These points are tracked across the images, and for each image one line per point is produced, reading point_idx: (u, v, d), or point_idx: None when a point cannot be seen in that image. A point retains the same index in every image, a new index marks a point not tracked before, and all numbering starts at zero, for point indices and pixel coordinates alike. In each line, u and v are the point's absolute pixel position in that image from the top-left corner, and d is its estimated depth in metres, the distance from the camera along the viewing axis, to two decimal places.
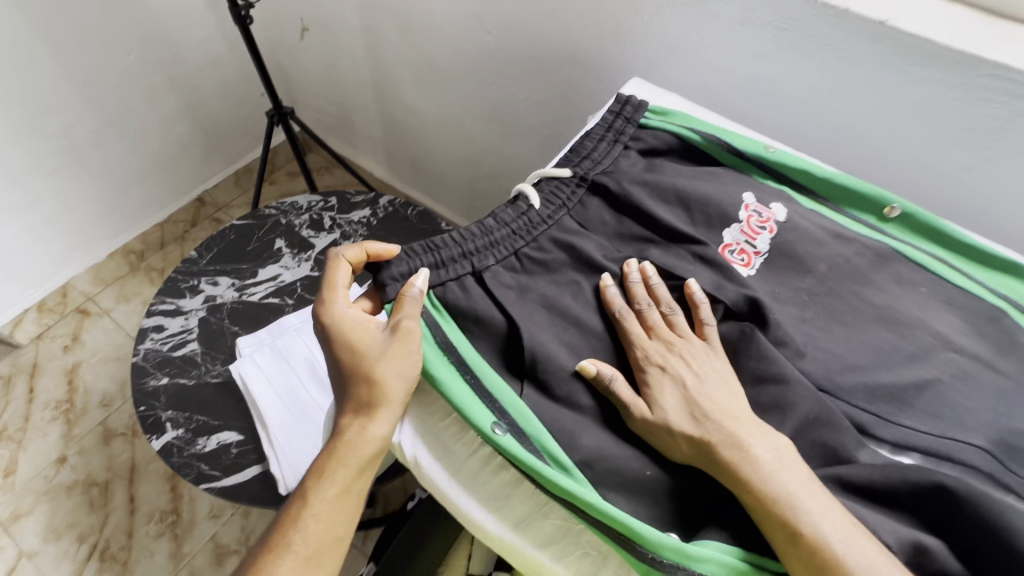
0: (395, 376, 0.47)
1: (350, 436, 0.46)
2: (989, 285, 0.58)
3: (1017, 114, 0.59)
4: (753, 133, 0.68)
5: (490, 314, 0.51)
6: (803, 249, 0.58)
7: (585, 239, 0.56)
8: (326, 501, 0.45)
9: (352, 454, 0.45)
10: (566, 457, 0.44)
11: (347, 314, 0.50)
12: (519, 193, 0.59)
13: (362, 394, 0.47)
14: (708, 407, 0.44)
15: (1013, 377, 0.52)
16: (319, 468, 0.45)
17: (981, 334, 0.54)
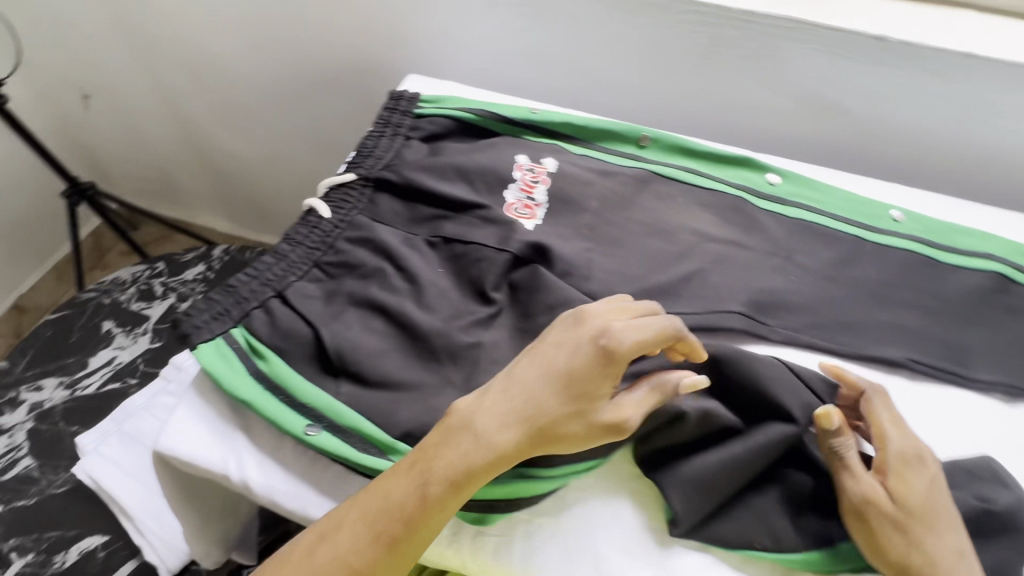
0: (477, 441, 0.42)
1: (398, 494, 0.41)
2: (729, 180, 0.68)
3: (714, 38, 0.71)
4: (521, 101, 0.75)
5: (300, 329, 0.51)
6: (577, 190, 0.65)
7: (382, 231, 0.59)
8: (350, 549, 0.40)
9: (400, 509, 0.40)
10: (384, 433, 0.47)
11: (625, 328, 0.44)
12: (309, 209, 0.61)
13: (424, 449, 0.42)
14: (917, 477, 0.42)
15: (757, 249, 0.63)
16: (343, 510, 0.41)
17: (729, 222, 0.65)
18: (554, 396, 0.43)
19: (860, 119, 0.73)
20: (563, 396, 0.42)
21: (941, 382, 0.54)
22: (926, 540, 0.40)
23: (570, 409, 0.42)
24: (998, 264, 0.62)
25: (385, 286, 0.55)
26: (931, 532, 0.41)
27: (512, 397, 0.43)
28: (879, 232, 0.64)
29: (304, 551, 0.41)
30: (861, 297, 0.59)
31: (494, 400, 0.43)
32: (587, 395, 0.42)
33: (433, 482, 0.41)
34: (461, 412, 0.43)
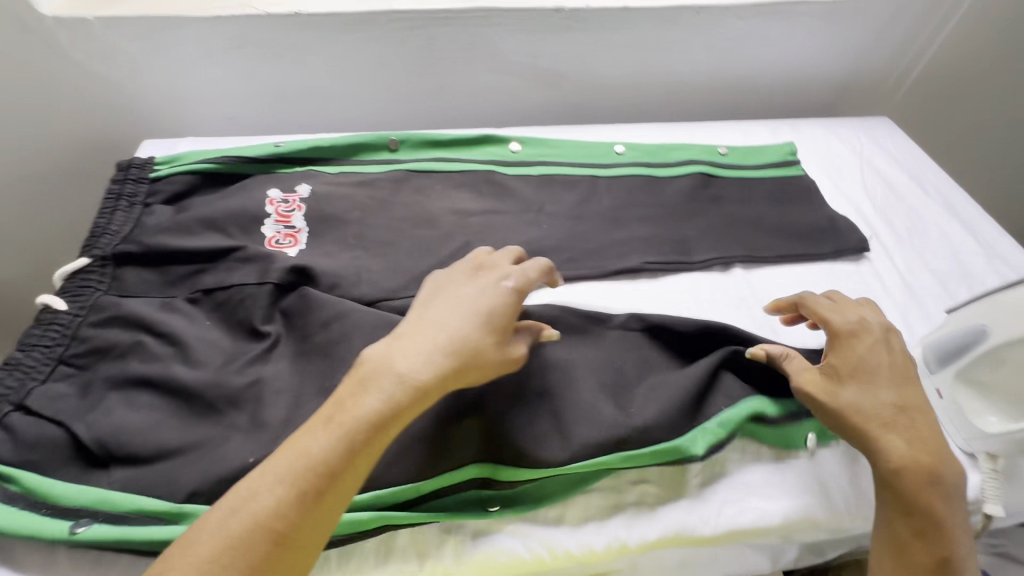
0: (410, 370, 0.42)
1: (363, 404, 0.40)
2: (478, 159, 0.75)
3: (428, 38, 0.77)
4: (268, 138, 0.76)
5: (52, 432, 0.48)
6: (337, 206, 0.67)
7: (132, 304, 0.56)
8: (270, 514, 0.37)
9: (335, 448, 0.39)
10: (169, 501, 0.45)
11: (524, 276, 0.50)
12: (42, 307, 0.56)
13: (356, 387, 0.41)
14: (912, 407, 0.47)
15: (512, 211, 0.70)
16: (326, 424, 0.40)
17: (485, 195, 0.72)
18: (475, 328, 0.45)
19: (576, 78, 0.85)
20: (474, 328, 0.45)
21: (674, 272, 0.65)
22: (865, 409, 0.47)
23: (484, 339, 0.44)
24: (698, 166, 0.76)
25: (147, 357, 0.53)
26: (877, 395, 0.47)
27: (430, 334, 0.44)
28: (607, 168, 0.75)
29: (214, 525, 0.36)
30: (602, 224, 0.69)
31: (401, 344, 0.43)
32: (502, 324, 0.46)
33: (355, 453, 0.39)
34: (373, 361, 0.43)
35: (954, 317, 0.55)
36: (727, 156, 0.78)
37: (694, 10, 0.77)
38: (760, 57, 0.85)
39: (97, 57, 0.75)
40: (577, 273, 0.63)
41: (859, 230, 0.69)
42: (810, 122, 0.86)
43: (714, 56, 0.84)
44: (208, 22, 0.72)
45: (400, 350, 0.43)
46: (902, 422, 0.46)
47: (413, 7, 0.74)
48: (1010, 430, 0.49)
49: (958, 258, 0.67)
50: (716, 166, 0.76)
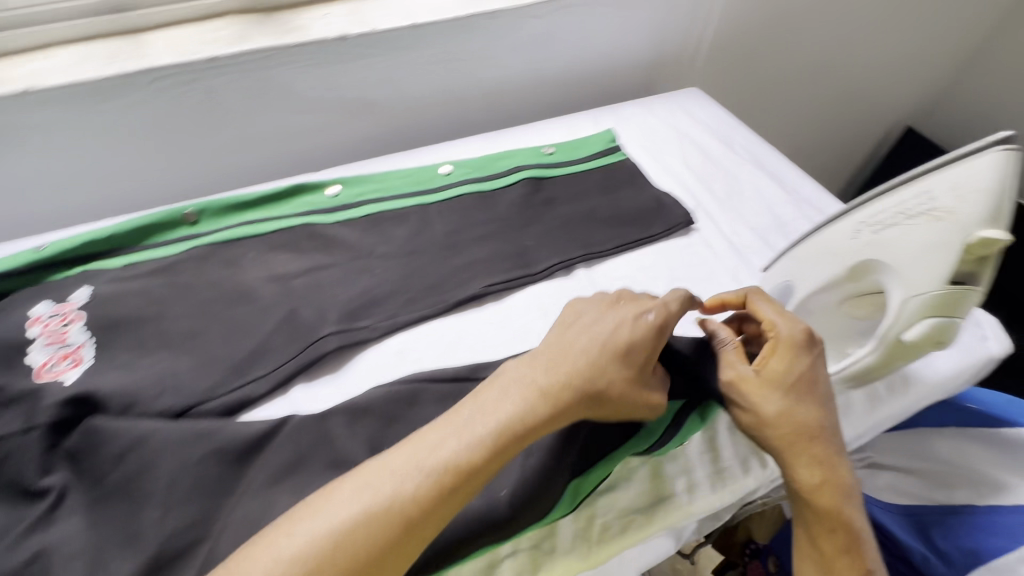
0: (523, 403, 0.41)
1: (462, 437, 0.40)
2: (294, 212, 0.68)
3: (207, 91, 0.68)
4: (29, 241, 0.63)
5: None
6: (127, 305, 0.57)
7: None
8: (410, 481, 0.38)
9: (433, 475, 0.38)
10: None
11: (663, 310, 0.47)
12: None
13: (464, 415, 0.41)
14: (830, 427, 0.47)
15: (339, 261, 0.64)
16: (425, 445, 0.40)
17: (308, 250, 0.65)
18: (589, 361, 0.44)
19: (389, 103, 0.80)
20: (589, 362, 0.44)
21: (519, 287, 0.63)
22: (791, 430, 0.45)
23: (609, 369, 0.44)
24: (526, 171, 0.74)
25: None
26: (805, 414, 0.46)
27: (552, 359, 0.45)
28: (436, 192, 0.72)
29: (336, 502, 0.37)
30: (438, 254, 0.65)
31: (518, 373, 0.44)
32: (630, 360, 0.45)
33: (475, 466, 0.39)
34: (499, 380, 0.44)
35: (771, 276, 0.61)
36: (554, 154, 0.77)
37: (487, 15, 0.76)
38: (567, 50, 0.86)
39: None
40: (417, 314, 0.59)
41: (683, 203, 0.72)
42: (627, 104, 0.89)
43: (522, 56, 0.84)
44: None
45: (512, 378, 0.44)
46: (824, 441, 0.46)
47: (176, 59, 0.65)
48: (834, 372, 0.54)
49: (771, 210, 0.72)
50: (545, 167, 0.75)
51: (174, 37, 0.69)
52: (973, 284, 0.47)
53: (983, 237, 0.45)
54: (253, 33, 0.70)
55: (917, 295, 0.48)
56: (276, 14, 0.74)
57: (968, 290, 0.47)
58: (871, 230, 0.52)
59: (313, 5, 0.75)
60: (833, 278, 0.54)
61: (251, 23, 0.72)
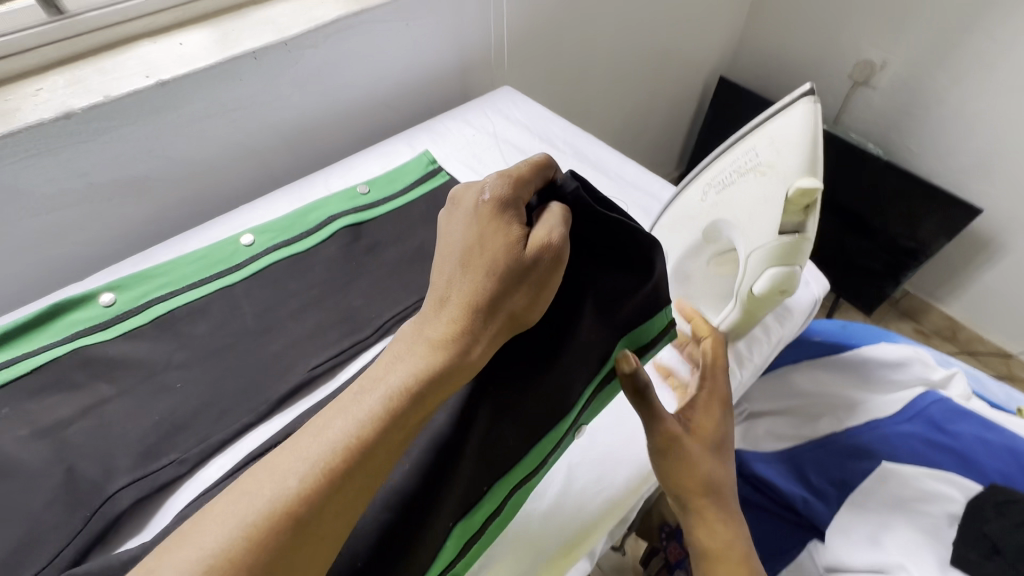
0: (423, 358, 0.38)
1: (363, 404, 0.36)
2: (56, 339, 0.55)
3: None
4: None
5: None
6: None
7: None
8: (335, 443, 0.35)
9: (330, 451, 0.34)
10: None
11: (498, 199, 0.42)
12: None
13: (365, 383, 0.38)
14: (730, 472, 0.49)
15: (129, 386, 0.53)
16: (323, 424, 0.36)
17: (83, 383, 0.53)
18: (474, 271, 0.41)
19: (161, 176, 0.68)
20: (468, 282, 0.41)
21: (352, 358, 0.56)
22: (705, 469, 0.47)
23: (487, 279, 0.40)
24: (341, 220, 0.67)
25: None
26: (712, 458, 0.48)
27: (440, 295, 0.41)
28: (238, 269, 0.62)
29: (251, 485, 0.33)
30: (253, 344, 0.56)
31: (411, 328, 0.40)
32: (498, 264, 0.40)
33: (397, 403, 0.36)
34: (399, 341, 0.40)
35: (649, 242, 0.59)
36: (370, 193, 0.70)
37: (250, 56, 0.66)
38: (362, 74, 0.79)
39: None
40: (236, 427, 0.50)
41: None
42: (440, 119, 0.84)
43: (311, 91, 0.75)
44: None
45: (408, 332, 0.40)
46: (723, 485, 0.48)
47: None
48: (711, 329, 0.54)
49: None
50: (361, 211, 0.68)
51: None
52: (805, 231, 0.46)
53: (801, 188, 0.43)
54: None
55: (760, 247, 0.47)
56: None
57: (803, 237, 0.46)
58: (715, 191, 0.50)
59: (20, 80, 0.61)
60: (694, 244, 0.53)
61: None
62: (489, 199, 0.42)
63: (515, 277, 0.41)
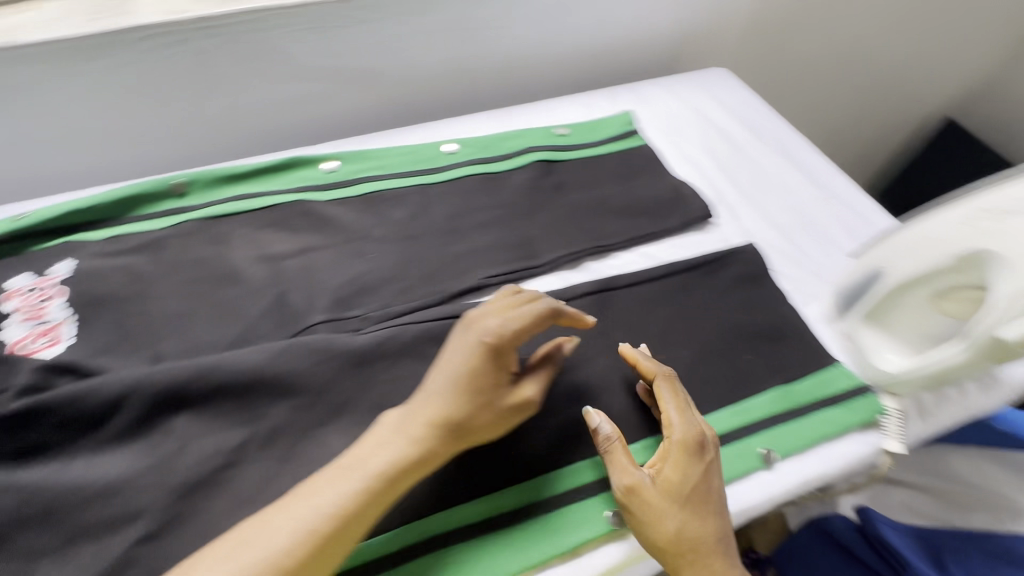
0: (399, 453, 0.40)
1: (378, 456, 0.40)
2: (287, 188, 0.64)
3: (197, 54, 0.64)
4: (9, 207, 0.60)
5: None
6: (109, 282, 0.55)
7: None
8: (335, 505, 0.38)
9: (357, 486, 0.39)
10: None
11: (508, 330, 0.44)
12: None
13: (326, 478, 0.39)
14: (709, 540, 0.42)
15: (334, 242, 0.61)
16: (293, 505, 0.38)
17: (299, 230, 0.62)
18: (456, 399, 0.42)
19: (392, 74, 0.75)
20: (471, 394, 0.42)
21: (519, 280, 0.59)
22: (670, 533, 0.42)
23: (483, 395, 0.43)
24: (538, 153, 0.70)
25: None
26: (670, 524, 0.42)
27: (449, 383, 0.43)
28: (437, 172, 0.68)
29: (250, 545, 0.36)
30: (439, 239, 0.61)
31: (388, 423, 0.42)
32: (478, 406, 0.42)
33: (342, 508, 0.38)
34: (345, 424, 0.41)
35: (857, 260, 0.55)
36: (568, 135, 0.73)
37: None
38: (588, 21, 0.79)
39: None
40: (415, 304, 0.55)
41: (703, 196, 0.67)
42: (647, 82, 0.82)
43: (538, 28, 0.77)
44: None
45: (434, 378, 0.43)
46: (702, 549, 0.42)
47: (160, 19, 0.60)
48: (913, 367, 0.50)
49: (798, 206, 0.66)
50: (557, 150, 0.71)
51: None
52: None
53: None
54: None
55: None
56: None
57: None
58: (987, 221, 0.45)
59: None
60: (932, 272, 0.48)
61: None
62: (486, 332, 0.43)
63: (473, 396, 0.42)
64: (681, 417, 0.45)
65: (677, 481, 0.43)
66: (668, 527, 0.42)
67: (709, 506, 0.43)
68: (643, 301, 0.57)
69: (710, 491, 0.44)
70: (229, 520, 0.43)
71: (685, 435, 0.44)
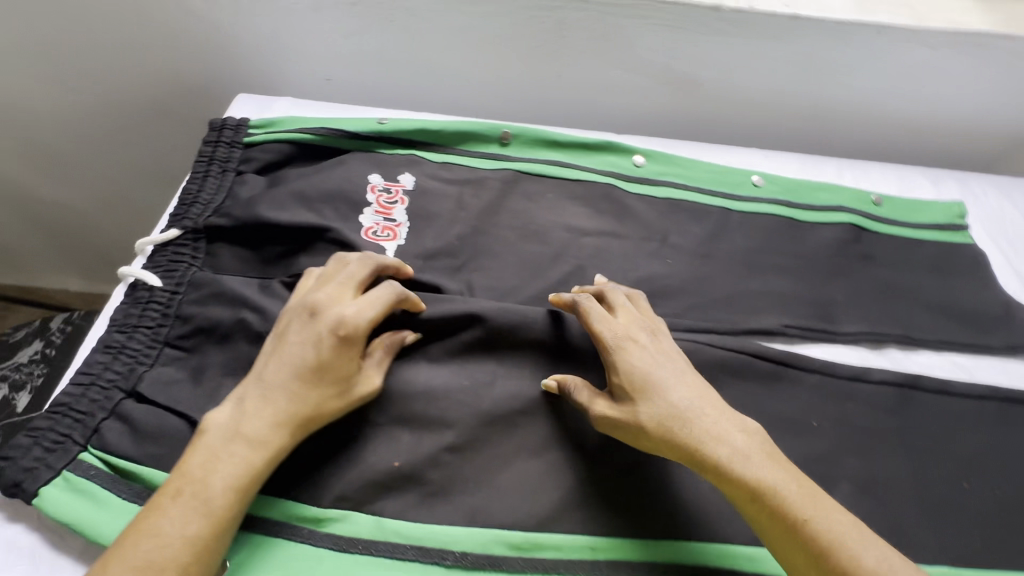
0: (243, 455, 0.38)
1: (219, 461, 0.38)
2: (597, 169, 0.66)
3: (561, 23, 0.69)
4: (370, 111, 0.68)
5: (169, 420, 0.43)
6: (440, 203, 0.60)
7: (231, 280, 0.50)
8: (179, 523, 0.36)
9: (219, 490, 0.37)
10: (311, 507, 0.41)
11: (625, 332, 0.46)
12: (132, 281, 0.50)
13: (194, 462, 0.38)
14: (707, 413, 0.42)
15: (632, 235, 0.61)
16: (268, 401, 0.40)
17: (602, 212, 0.63)
18: (300, 384, 0.40)
19: (713, 89, 0.74)
20: (316, 378, 0.41)
21: (813, 341, 0.55)
22: (680, 445, 0.41)
23: (322, 362, 0.41)
24: (847, 215, 0.65)
25: (250, 338, 0.47)
26: (661, 405, 0.42)
27: (274, 386, 0.40)
28: (742, 202, 0.65)
29: (156, 534, 0.35)
30: (735, 269, 0.60)
31: (292, 349, 0.41)
32: (310, 376, 0.40)
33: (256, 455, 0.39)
34: (210, 436, 0.39)
35: None
36: (881, 207, 0.67)
37: (875, 29, 0.65)
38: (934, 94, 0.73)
39: (219, 6, 0.70)
40: (708, 325, 0.54)
41: None
42: (976, 176, 0.74)
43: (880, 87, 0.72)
44: None
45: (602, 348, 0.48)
46: (701, 422, 0.41)
47: None
48: None
49: None
50: (869, 219, 0.65)
51: None
52: None
53: None
54: None
55: None
56: None
57: None
58: None
59: None
60: None
61: None
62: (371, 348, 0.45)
63: (311, 380, 0.40)
64: (643, 353, 0.45)
65: (640, 391, 0.43)
66: (700, 452, 0.40)
67: (655, 364, 0.44)
68: (953, 415, 0.51)
69: (654, 335, 0.47)
70: (517, 463, 0.44)
71: (638, 323, 0.47)
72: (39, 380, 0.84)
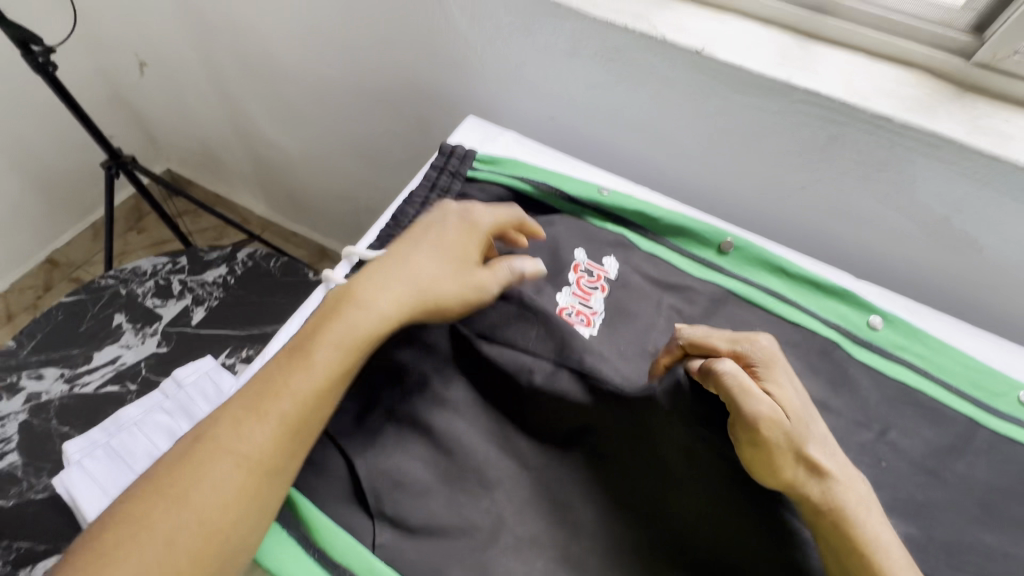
0: (362, 322, 0.44)
1: (340, 328, 0.43)
2: (821, 316, 0.57)
3: (832, 138, 0.60)
4: (590, 173, 0.65)
5: None
6: (637, 303, 0.55)
7: (420, 323, 0.50)
8: (291, 383, 0.42)
9: (324, 353, 0.43)
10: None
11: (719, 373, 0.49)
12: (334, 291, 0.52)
13: (317, 327, 0.44)
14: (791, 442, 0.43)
15: (844, 415, 0.52)
16: (383, 285, 0.45)
17: (814, 372, 0.54)
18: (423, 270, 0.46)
19: (996, 260, 0.60)
20: (426, 260, 0.47)
21: None
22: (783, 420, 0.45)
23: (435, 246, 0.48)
24: None
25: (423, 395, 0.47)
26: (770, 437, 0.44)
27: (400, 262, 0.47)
28: (998, 418, 0.52)
29: (269, 388, 0.42)
30: (967, 506, 0.48)
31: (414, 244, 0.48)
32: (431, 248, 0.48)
33: (376, 314, 0.44)
34: (327, 310, 0.45)
35: None
36: None
37: None
38: None
39: (480, 27, 0.71)
40: None
41: None
42: None
43: None
44: (593, 24, 0.63)
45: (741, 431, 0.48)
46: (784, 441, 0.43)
47: (841, 96, 0.57)
48: None
49: None
50: None
51: (845, 64, 0.60)
52: None
53: None
54: (937, 106, 0.57)
55: None
56: (968, 95, 0.58)
57: None
58: None
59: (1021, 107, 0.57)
60: None
61: (940, 92, 0.58)
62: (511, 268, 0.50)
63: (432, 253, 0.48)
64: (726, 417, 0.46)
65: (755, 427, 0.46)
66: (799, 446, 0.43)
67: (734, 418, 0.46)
68: None
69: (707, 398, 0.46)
70: None
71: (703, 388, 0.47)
72: (216, 301, 0.94)
